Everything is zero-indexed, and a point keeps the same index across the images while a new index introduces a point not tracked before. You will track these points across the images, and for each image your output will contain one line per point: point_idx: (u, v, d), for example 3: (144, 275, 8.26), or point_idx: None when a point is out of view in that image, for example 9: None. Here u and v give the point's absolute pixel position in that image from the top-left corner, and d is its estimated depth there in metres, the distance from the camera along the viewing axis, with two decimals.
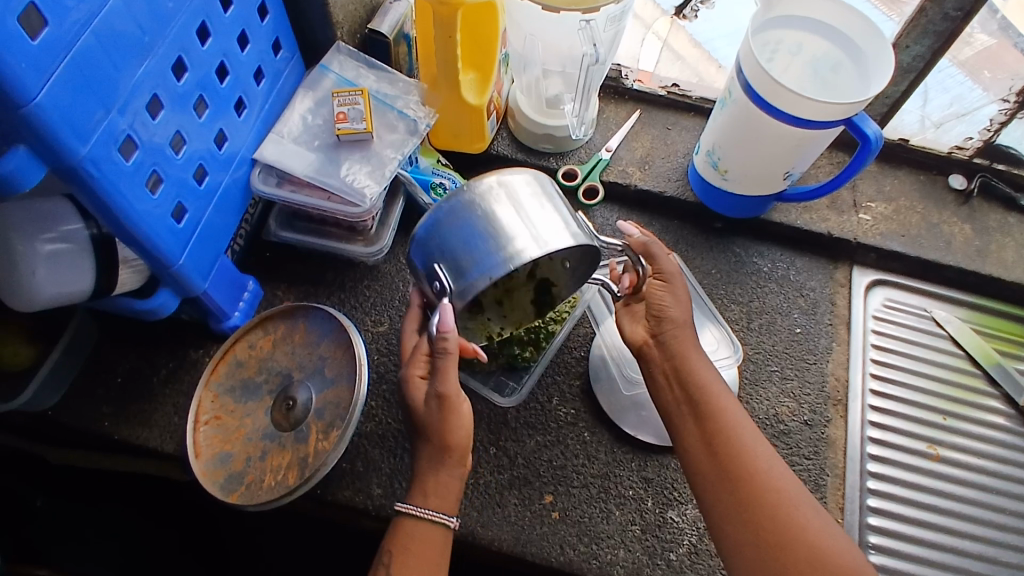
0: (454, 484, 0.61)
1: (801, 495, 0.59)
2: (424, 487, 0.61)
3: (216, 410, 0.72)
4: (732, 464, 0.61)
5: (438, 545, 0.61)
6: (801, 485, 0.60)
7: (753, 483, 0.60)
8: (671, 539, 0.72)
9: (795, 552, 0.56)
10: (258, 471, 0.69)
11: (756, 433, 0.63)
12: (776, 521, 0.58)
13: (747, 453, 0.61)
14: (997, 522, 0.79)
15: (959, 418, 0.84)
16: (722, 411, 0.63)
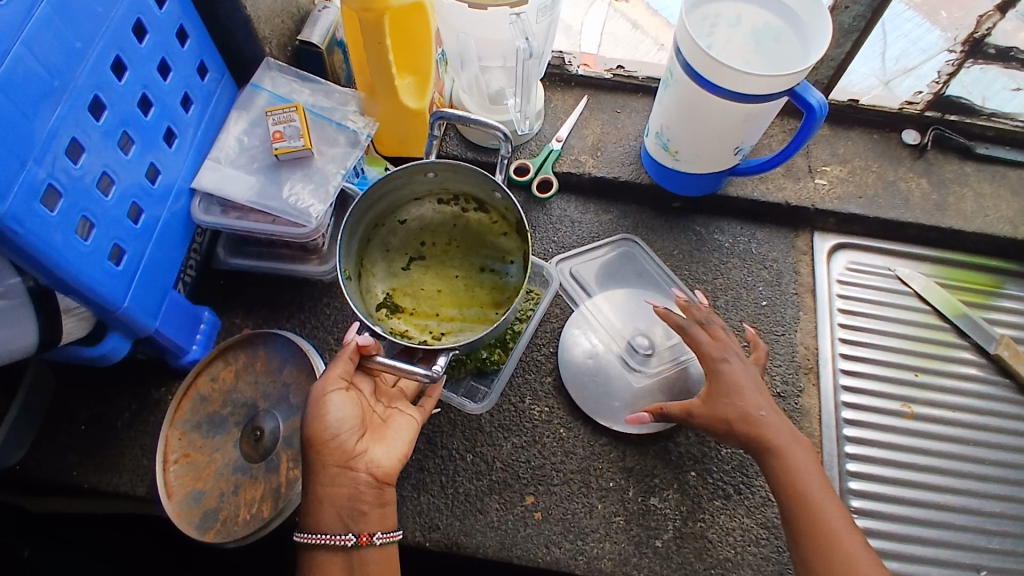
0: (339, 499, 0.59)
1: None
2: (309, 510, 0.60)
3: (184, 448, 0.70)
4: (804, 535, 0.60)
5: (341, 568, 0.60)
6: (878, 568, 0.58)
7: (823, 560, 0.59)
8: (655, 526, 0.71)
9: None
10: (232, 506, 0.68)
11: (833, 504, 0.61)
12: None
13: (819, 523, 0.60)
14: (977, 474, 0.80)
15: (932, 373, 0.85)
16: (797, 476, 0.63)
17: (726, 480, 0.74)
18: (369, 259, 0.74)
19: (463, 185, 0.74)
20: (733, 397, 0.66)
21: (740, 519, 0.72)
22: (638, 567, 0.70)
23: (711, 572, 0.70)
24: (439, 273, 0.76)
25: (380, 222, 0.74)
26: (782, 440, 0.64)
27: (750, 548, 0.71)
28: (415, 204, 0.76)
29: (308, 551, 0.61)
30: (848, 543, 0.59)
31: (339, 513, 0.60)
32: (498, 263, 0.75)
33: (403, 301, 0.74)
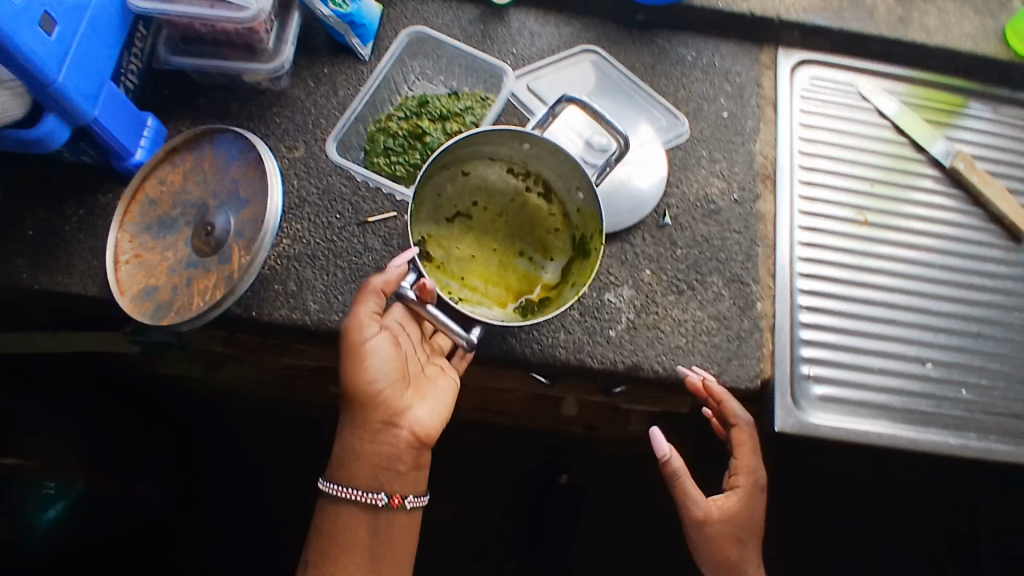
0: (375, 458, 0.64)
1: None
2: (341, 461, 0.64)
3: (136, 250, 0.71)
4: None
5: (365, 529, 0.64)
6: None
7: None
8: (609, 318, 0.73)
9: None
10: (185, 296, 0.67)
11: None
12: None
13: None
14: (925, 278, 0.83)
15: (886, 185, 0.86)
16: None
17: (680, 277, 0.75)
18: (420, 195, 0.72)
19: (546, 167, 0.74)
20: (740, 527, 0.72)
21: (692, 311, 0.74)
22: (591, 354, 0.72)
23: (662, 358, 0.72)
24: (478, 238, 0.74)
25: (446, 164, 0.73)
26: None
27: (702, 337, 0.73)
28: (485, 163, 0.75)
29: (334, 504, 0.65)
30: None
31: (379, 471, 0.64)
32: (538, 256, 0.75)
33: (433, 251, 0.72)
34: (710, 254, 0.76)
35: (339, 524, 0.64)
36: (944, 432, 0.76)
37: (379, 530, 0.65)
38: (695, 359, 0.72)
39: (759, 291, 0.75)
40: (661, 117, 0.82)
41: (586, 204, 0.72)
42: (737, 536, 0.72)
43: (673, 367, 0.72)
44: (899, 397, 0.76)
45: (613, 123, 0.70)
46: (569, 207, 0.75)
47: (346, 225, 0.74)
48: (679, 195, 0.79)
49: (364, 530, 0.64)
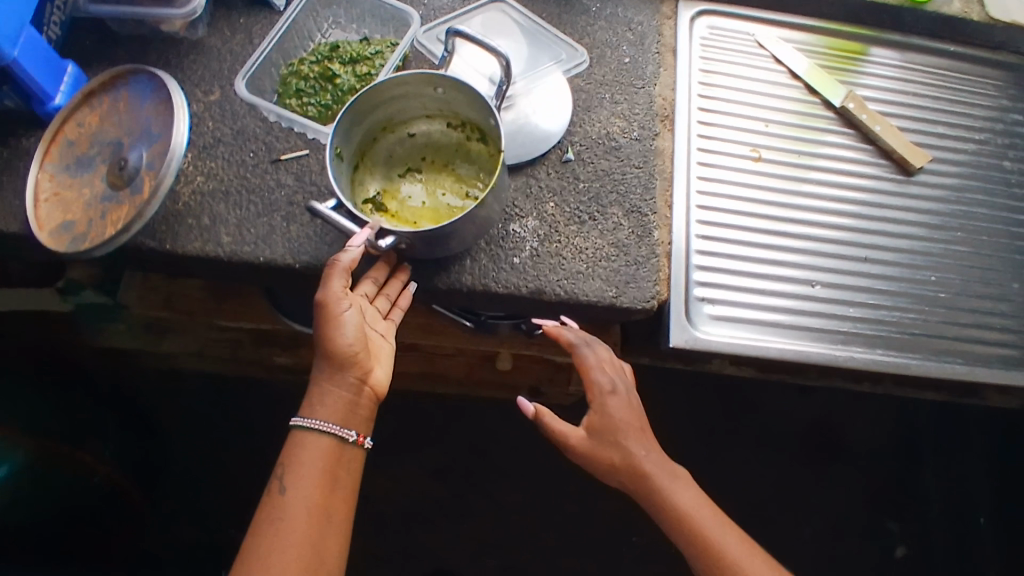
0: (346, 402, 0.69)
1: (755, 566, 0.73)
2: (317, 402, 0.69)
3: (54, 189, 0.73)
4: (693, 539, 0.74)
5: (333, 457, 0.68)
6: (750, 549, 0.74)
7: (707, 545, 0.73)
8: (513, 247, 0.77)
9: None
10: (100, 228, 0.70)
11: (719, 521, 0.75)
12: None
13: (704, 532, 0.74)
14: (818, 209, 0.88)
15: (781, 125, 0.91)
16: (666, 496, 0.75)
17: (582, 209, 0.80)
18: (369, 158, 0.77)
19: (467, 109, 0.75)
20: (616, 438, 0.76)
21: (593, 240, 0.78)
22: (494, 281, 0.76)
23: (563, 282, 0.76)
24: (430, 189, 0.77)
25: (387, 128, 0.77)
26: (667, 476, 0.76)
27: (601, 264, 0.77)
28: (426, 121, 0.78)
29: (304, 436, 0.68)
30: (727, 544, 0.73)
31: (349, 415, 0.69)
32: (483, 195, 0.75)
33: (386, 203, 0.75)
34: (611, 188, 0.81)
35: (306, 452, 0.68)
36: (832, 346, 0.82)
37: (343, 461, 0.69)
38: (594, 284, 0.76)
39: (656, 220, 0.80)
40: (562, 51, 0.87)
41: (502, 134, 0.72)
42: (605, 431, 0.76)
43: (573, 291, 0.76)
44: (790, 316, 0.81)
45: (493, 45, 0.72)
46: (500, 141, 0.75)
47: (260, 163, 0.77)
48: (582, 134, 0.83)
49: (331, 459, 0.68)
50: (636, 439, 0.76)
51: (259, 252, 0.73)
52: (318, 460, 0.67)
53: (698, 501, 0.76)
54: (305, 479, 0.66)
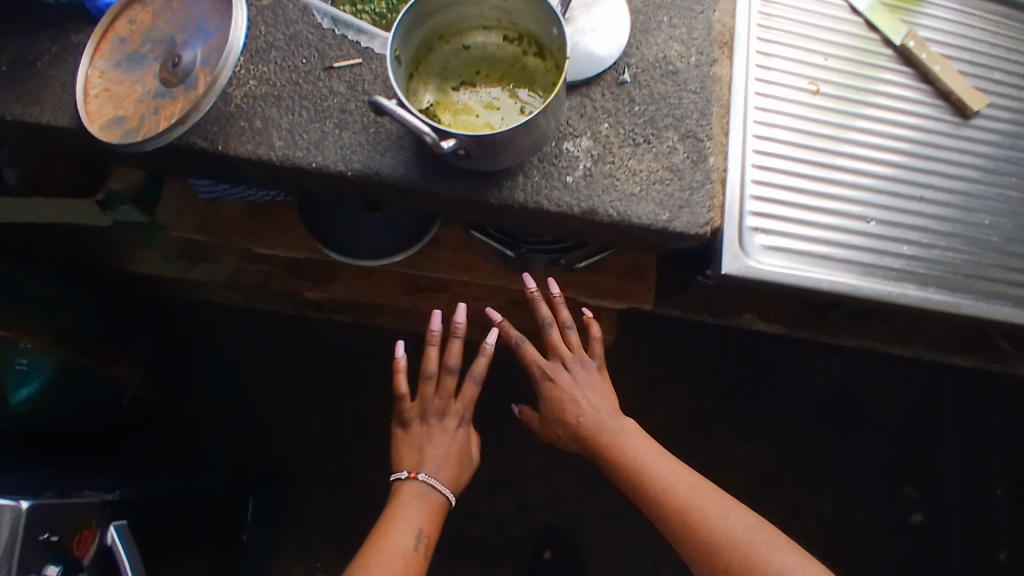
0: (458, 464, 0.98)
1: (696, 499, 0.80)
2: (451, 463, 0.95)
3: (105, 84, 0.72)
4: (640, 482, 0.83)
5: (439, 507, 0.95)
6: (694, 485, 0.82)
7: (651, 484, 0.83)
8: (566, 166, 0.75)
9: (695, 533, 0.78)
10: (152, 123, 0.69)
11: (662, 462, 0.84)
12: (683, 524, 0.79)
13: (647, 473, 0.83)
14: (873, 146, 0.86)
15: (840, 60, 0.89)
16: (614, 449, 0.86)
17: (636, 131, 0.78)
18: (424, 68, 0.76)
19: (529, 20, 0.73)
20: (560, 411, 0.90)
21: (647, 163, 0.77)
22: (546, 199, 0.74)
23: (616, 203, 0.75)
24: (483, 102, 0.75)
25: (444, 38, 0.75)
26: (613, 432, 0.87)
27: (655, 187, 0.76)
28: (482, 34, 0.76)
29: (430, 492, 0.92)
30: (668, 481, 0.82)
31: (461, 473, 0.96)
32: (536, 109, 0.73)
33: (440, 115, 0.74)
34: (666, 111, 0.79)
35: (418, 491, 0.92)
36: (884, 283, 0.80)
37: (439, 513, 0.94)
38: (647, 207, 0.75)
39: (712, 146, 0.78)
40: None
41: (562, 40, 0.70)
42: (548, 409, 0.91)
43: (625, 212, 0.75)
44: (839, 251, 0.80)
45: None
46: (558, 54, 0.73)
47: (312, 69, 0.76)
48: (638, 56, 0.81)
49: (438, 512, 0.92)
50: (574, 404, 0.89)
51: (311, 157, 0.73)
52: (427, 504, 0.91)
53: (636, 438, 0.87)
54: (431, 525, 0.91)
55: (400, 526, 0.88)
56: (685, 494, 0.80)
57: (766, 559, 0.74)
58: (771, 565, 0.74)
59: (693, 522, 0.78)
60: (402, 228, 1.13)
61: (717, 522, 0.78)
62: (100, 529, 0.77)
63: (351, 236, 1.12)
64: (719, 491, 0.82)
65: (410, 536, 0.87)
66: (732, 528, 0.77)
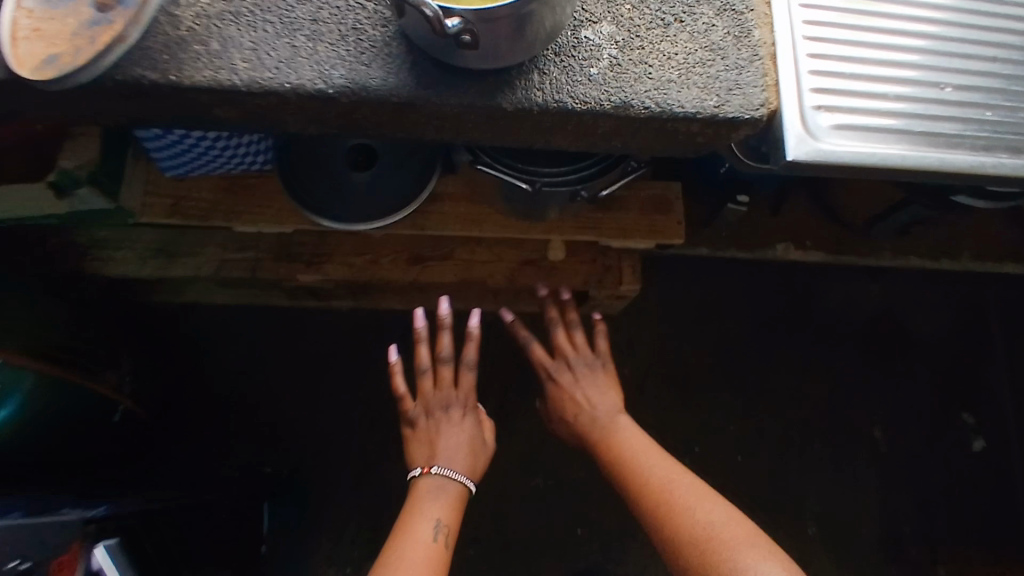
0: (473, 456, 0.99)
1: (672, 484, 0.97)
2: (459, 451, 0.97)
3: (32, 24, 0.59)
4: (628, 473, 1.02)
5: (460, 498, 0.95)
6: (673, 472, 1.00)
7: (637, 473, 1.01)
8: (588, 57, 0.63)
9: (678, 527, 0.93)
10: (92, 53, 0.57)
11: (650, 454, 1.03)
12: (665, 520, 0.94)
13: (635, 464, 1.02)
14: (935, 5, 0.73)
15: None
16: (610, 445, 1.07)
17: (664, 10, 0.65)
18: None
19: None
20: (566, 408, 1.14)
21: (682, 44, 0.64)
22: (571, 95, 0.62)
23: (653, 92, 0.62)
24: None
25: None
26: (608, 428, 1.10)
27: (695, 69, 0.63)
28: None
29: (446, 482, 0.95)
30: (649, 468, 1.01)
31: (474, 462, 0.98)
32: None
33: None
34: None
35: (438, 483, 0.94)
36: (973, 154, 0.68)
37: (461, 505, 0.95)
38: (691, 92, 0.63)
39: (754, 19, 0.66)
40: None
41: None
42: (556, 405, 1.16)
43: (665, 101, 0.62)
44: (917, 123, 0.68)
45: None
46: None
47: None
48: None
49: (458, 501, 0.94)
50: (576, 402, 1.13)
51: (283, 78, 0.61)
52: (446, 496, 0.93)
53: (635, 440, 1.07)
54: (449, 511, 0.92)
55: (424, 514, 0.91)
56: (662, 484, 0.98)
57: (724, 553, 0.88)
58: (727, 557, 0.87)
59: (670, 510, 0.94)
60: (402, 166, 1.01)
61: (687, 514, 0.93)
62: (84, 552, 0.64)
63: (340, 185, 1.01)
64: (704, 487, 0.97)
65: (434, 523, 0.90)
66: (700, 518, 0.92)
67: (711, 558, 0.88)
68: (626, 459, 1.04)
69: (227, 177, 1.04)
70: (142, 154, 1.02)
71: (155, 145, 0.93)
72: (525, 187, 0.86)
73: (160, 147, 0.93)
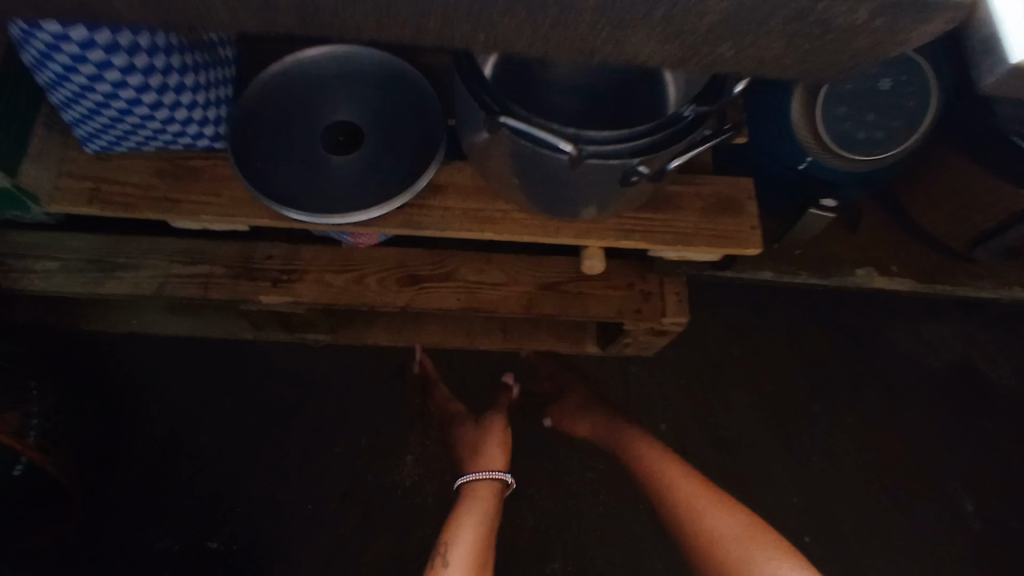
0: (496, 447, 1.01)
1: (708, 504, 0.84)
2: (483, 445, 1.01)
3: None
4: (660, 481, 0.91)
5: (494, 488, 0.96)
6: (707, 487, 0.87)
7: (665, 480, 0.90)
8: None
9: (693, 529, 0.83)
10: None
11: (686, 468, 0.91)
12: (684, 524, 0.85)
13: (668, 479, 0.90)
14: None
15: None
16: (641, 454, 0.97)
17: None
18: None
19: None
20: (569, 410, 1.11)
21: None
22: None
23: None
24: None
25: None
26: (640, 441, 0.99)
27: None
28: None
29: (475, 482, 0.96)
30: (681, 484, 0.88)
31: (502, 453, 1.00)
32: None
33: None
34: None
35: (482, 492, 0.94)
36: None
37: (495, 495, 0.95)
38: None
39: None
40: None
41: None
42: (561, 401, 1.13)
43: None
44: None
45: None
46: None
47: None
48: None
49: (494, 491, 0.95)
50: (579, 403, 1.11)
51: None
52: (490, 496, 0.94)
53: (665, 455, 0.94)
54: (479, 518, 0.89)
55: (463, 520, 0.88)
56: (692, 499, 0.86)
57: (733, 553, 0.78)
58: (738, 558, 0.78)
59: (692, 516, 0.84)
60: (396, 149, 0.82)
61: (703, 517, 0.83)
62: None
63: (316, 154, 0.81)
64: (728, 496, 0.86)
65: (461, 534, 0.86)
66: (716, 524, 0.82)
67: (717, 558, 0.80)
68: (656, 472, 0.92)
69: (166, 156, 0.80)
70: (61, 123, 0.80)
71: (60, 96, 0.70)
72: (565, 151, 0.60)
73: (66, 100, 0.70)
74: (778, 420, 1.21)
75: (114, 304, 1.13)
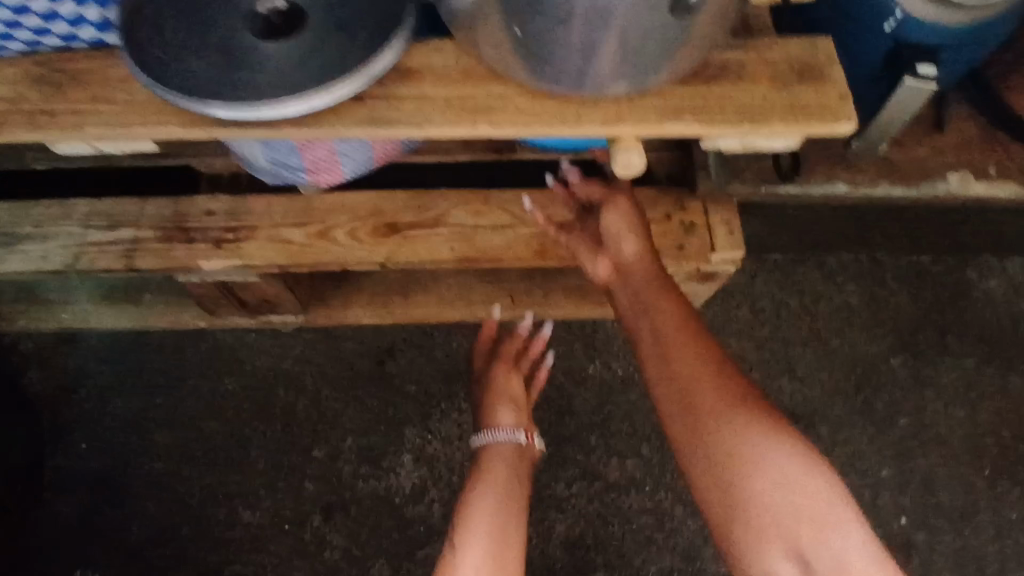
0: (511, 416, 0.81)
1: (685, 332, 0.61)
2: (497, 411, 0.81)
3: None
4: (630, 305, 0.67)
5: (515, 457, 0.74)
6: (686, 314, 0.63)
7: (633, 304, 0.67)
8: None
9: (661, 363, 0.59)
10: None
11: (662, 290, 0.67)
12: (650, 354, 0.60)
13: (644, 296, 0.67)
14: None
15: None
16: (617, 270, 0.72)
17: None
18: None
19: None
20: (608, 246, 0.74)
21: None
22: None
23: None
24: None
25: None
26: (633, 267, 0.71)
27: None
28: None
29: (490, 446, 0.75)
30: (657, 305, 0.64)
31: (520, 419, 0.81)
32: None
33: None
34: None
35: (492, 458, 0.72)
36: None
37: (522, 460, 0.74)
38: None
39: None
40: None
41: None
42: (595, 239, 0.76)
43: None
44: None
45: None
46: None
47: None
48: None
49: (514, 456, 0.74)
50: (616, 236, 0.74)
51: None
52: (509, 458, 0.73)
53: (645, 268, 0.70)
54: (499, 484, 0.66)
55: (477, 498, 0.64)
56: (662, 328, 0.62)
57: (705, 399, 0.55)
58: (708, 406, 0.55)
59: (662, 344, 0.60)
60: (348, 19, 0.57)
61: (675, 348, 0.59)
62: None
63: (231, 32, 0.56)
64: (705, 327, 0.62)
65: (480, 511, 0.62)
66: (690, 358, 0.58)
67: (686, 397, 0.56)
68: (629, 291, 0.69)
69: (41, 62, 0.60)
70: None
71: None
72: None
73: None
74: (853, 378, 1.00)
75: (38, 292, 0.94)
